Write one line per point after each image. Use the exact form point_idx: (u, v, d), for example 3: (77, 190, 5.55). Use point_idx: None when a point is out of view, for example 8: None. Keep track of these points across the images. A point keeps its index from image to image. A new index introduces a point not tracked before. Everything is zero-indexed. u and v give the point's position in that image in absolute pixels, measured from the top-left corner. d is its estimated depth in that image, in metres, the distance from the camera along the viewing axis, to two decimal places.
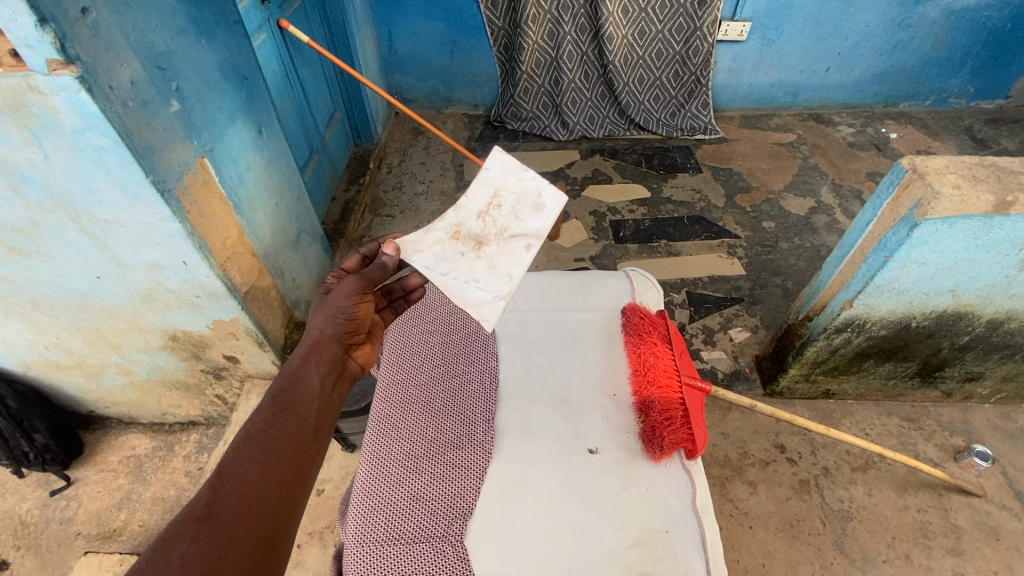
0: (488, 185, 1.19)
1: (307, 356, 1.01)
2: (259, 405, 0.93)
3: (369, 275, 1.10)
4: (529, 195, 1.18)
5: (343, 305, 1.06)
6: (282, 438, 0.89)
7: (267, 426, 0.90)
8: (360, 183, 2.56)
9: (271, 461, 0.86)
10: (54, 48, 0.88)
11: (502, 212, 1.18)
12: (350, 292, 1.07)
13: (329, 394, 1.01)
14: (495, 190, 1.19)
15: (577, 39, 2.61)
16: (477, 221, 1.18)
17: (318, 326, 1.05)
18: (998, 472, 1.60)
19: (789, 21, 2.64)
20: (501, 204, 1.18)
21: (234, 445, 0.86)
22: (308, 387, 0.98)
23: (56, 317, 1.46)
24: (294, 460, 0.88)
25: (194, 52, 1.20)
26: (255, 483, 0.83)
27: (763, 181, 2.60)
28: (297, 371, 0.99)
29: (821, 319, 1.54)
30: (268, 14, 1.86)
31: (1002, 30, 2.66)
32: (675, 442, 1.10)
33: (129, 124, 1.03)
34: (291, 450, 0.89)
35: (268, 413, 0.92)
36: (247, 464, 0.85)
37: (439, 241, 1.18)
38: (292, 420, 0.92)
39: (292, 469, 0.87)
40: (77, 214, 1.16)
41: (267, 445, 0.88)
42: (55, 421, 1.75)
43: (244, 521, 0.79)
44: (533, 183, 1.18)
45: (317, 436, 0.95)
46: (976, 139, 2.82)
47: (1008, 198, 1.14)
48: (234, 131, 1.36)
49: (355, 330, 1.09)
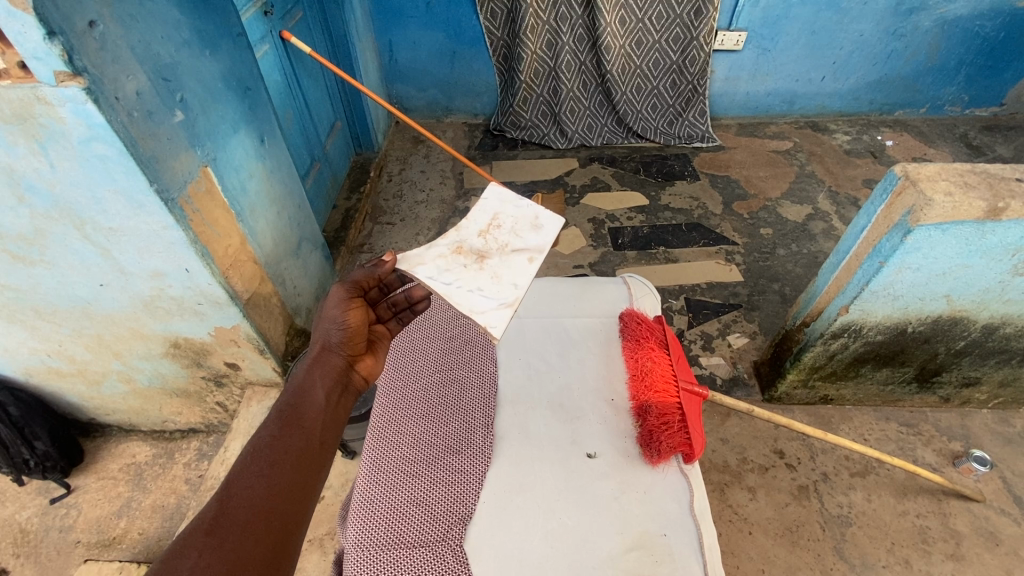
0: (487, 210, 1.25)
1: (311, 368, 1.05)
2: (265, 420, 0.95)
3: (355, 279, 1.12)
4: (526, 217, 1.23)
5: (335, 314, 1.09)
6: (288, 452, 0.91)
7: (274, 440, 0.92)
8: (360, 192, 2.58)
9: (277, 475, 0.87)
10: (62, 60, 0.90)
11: (503, 231, 1.22)
12: (338, 301, 1.10)
13: (335, 408, 1.03)
14: (494, 214, 1.24)
15: (575, 49, 2.64)
16: (478, 239, 1.21)
17: (319, 339, 1.09)
18: (997, 478, 1.60)
19: (784, 31, 2.67)
20: (501, 224, 1.22)
21: (240, 459, 0.88)
22: (313, 401, 1.00)
23: (59, 325, 1.47)
24: (299, 473, 0.90)
25: (197, 63, 1.22)
26: (262, 495, 0.84)
27: (759, 189, 2.62)
28: (303, 386, 1.02)
29: (817, 325, 1.55)
30: (270, 26, 1.89)
31: (995, 39, 2.69)
32: (671, 446, 1.12)
33: (134, 134, 1.05)
34: (297, 463, 0.91)
35: (275, 427, 0.94)
36: (253, 477, 0.86)
37: (442, 254, 1.18)
38: (297, 434, 0.94)
39: (298, 483, 0.89)
40: (82, 222, 1.18)
41: (273, 458, 0.89)
42: (55, 429, 1.76)
43: (252, 534, 0.80)
44: (529, 209, 1.24)
45: (322, 449, 0.96)
46: (972, 146, 2.85)
47: (1000, 204, 1.16)
48: (237, 140, 1.38)
49: (354, 341, 1.11)
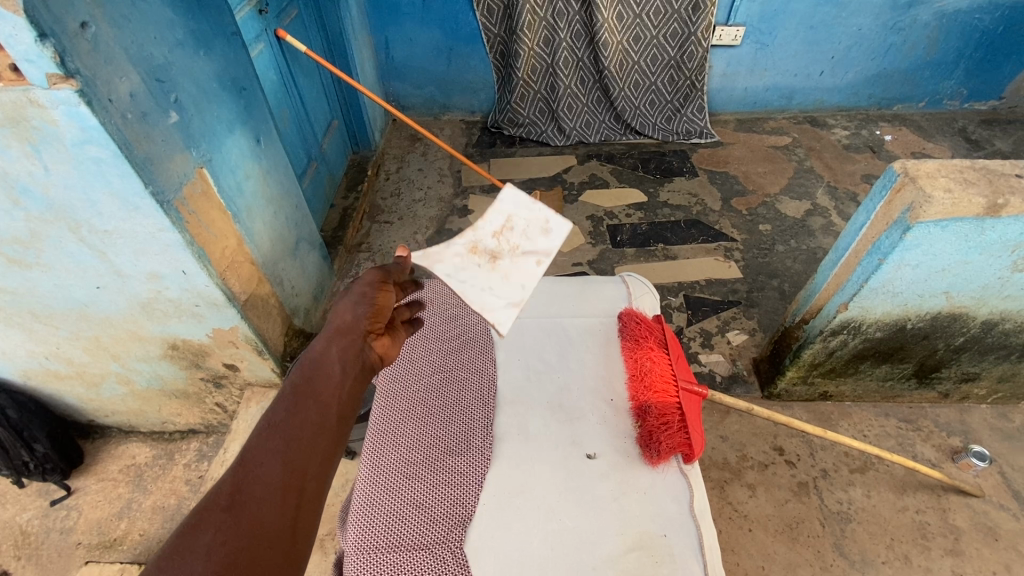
0: (501, 209, 1.18)
1: (330, 340, 0.97)
2: (281, 393, 0.89)
3: (387, 270, 1.15)
4: (541, 222, 1.16)
5: (365, 290, 1.06)
6: (305, 427, 0.85)
7: (290, 414, 0.86)
8: (358, 191, 2.57)
9: (296, 450, 0.82)
10: (54, 63, 0.89)
11: (516, 234, 1.17)
12: (370, 280, 1.09)
13: (352, 383, 0.96)
14: (509, 216, 1.17)
15: (573, 45, 2.62)
16: (493, 240, 1.18)
17: (341, 312, 1.03)
18: (996, 473, 1.61)
19: (782, 26, 2.66)
20: (514, 228, 1.17)
21: (256, 432, 0.82)
22: (332, 375, 0.93)
23: (56, 328, 1.46)
24: (317, 448, 0.84)
25: (192, 64, 1.22)
26: (279, 471, 0.78)
27: (758, 185, 2.62)
28: (321, 357, 0.95)
29: (817, 322, 1.55)
30: (265, 25, 1.87)
31: (994, 32, 2.68)
32: (671, 446, 1.12)
33: (129, 136, 1.04)
34: (314, 438, 0.85)
35: (290, 400, 0.88)
36: (270, 452, 0.80)
37: (458, 254, 1.18)
38: (316, 409, 0.88)
39: (316, 460, 0.83)
40: (77, 225, 1.17)
41: (291, 433, 0.83)
42: (54, 431, 1.76)
43: (270, 512, 0.74)
44: (545, 211, 1.16)
45: (340, 425, 0.90)
46: (971, 140, 2.84)
47: (999, 201, 1.16)
48: (232, 142, 1.37)
49: (377, 318, 1.06)
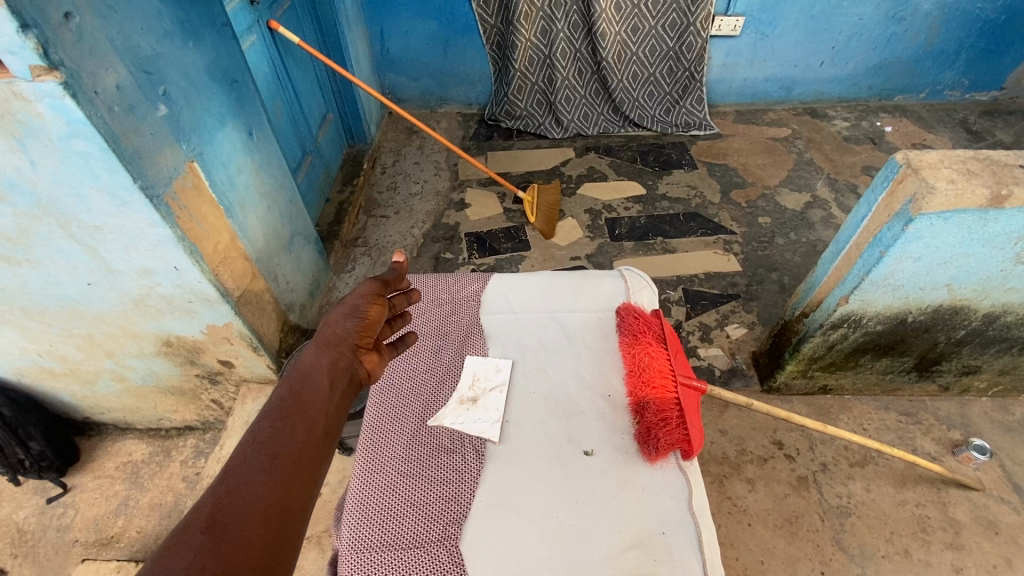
0: (473, 371, 1.29)
1: (319, 353, 0.97)
2: (265, 410, 0.88)
3: (384, 279, 1.13)
4: (505, 367, 1.29)
5: (357, 303, 1.04)
6: (290, 444, 0.83)
7: (274, 431, 0.84)
8: (354, 185, 2.55)
9: (280, 467, 0.80)
10: (37, 54, 0.87)
11: (490, 382, 1.26)
12: (365, 292, 1.07)
13: (340, 399, 0.94)
14: (478, 373, 1.28)
15: (571, 36, 2.59)
16: (474, 388, 1.25)
17: (332, 324, 1.02)
18: (996, 466, 1.60)
19: (783, 16, 2.63)
20: (487, 378, 1.27)
21: (238, 450, 0.80)
22: (318, 390, 0.92)
23: (48, 325, 1.44)
24: (302, 465, 0.82)
25: (181, 55, 1.19)
26: (262, 491, 0.76)
27: (758, 177, 2.60)
28: (308, 371, 0.94)
29: (817, 316, 1.53)
30: (257, 16, 1.84)
31: (996, 21, 2.65)
32: (670, 443, 1.11)
33: (116, 130, 1.02)
34: (299, 455, 0.83)
35: (275, 418, 0.86)
36: (253, 471, 0.78)
37: (455, 412, 1.21)
38: (300, 426, 0.86)
39: (300, 476, 0.81)
40: (66, 221, 1.15)
41: (273, 450, 0.81)
42: (49, 429, 1.74)
43: (252, 533, 0.72)
44: (502, 359, 1.32)
45: (325, 441, 0.88)
46: (971, 132, 2.82)
47: (1003, 191, 1.14)
48: (224, 135, 1.35)
49: (367, 332, 1.03)
